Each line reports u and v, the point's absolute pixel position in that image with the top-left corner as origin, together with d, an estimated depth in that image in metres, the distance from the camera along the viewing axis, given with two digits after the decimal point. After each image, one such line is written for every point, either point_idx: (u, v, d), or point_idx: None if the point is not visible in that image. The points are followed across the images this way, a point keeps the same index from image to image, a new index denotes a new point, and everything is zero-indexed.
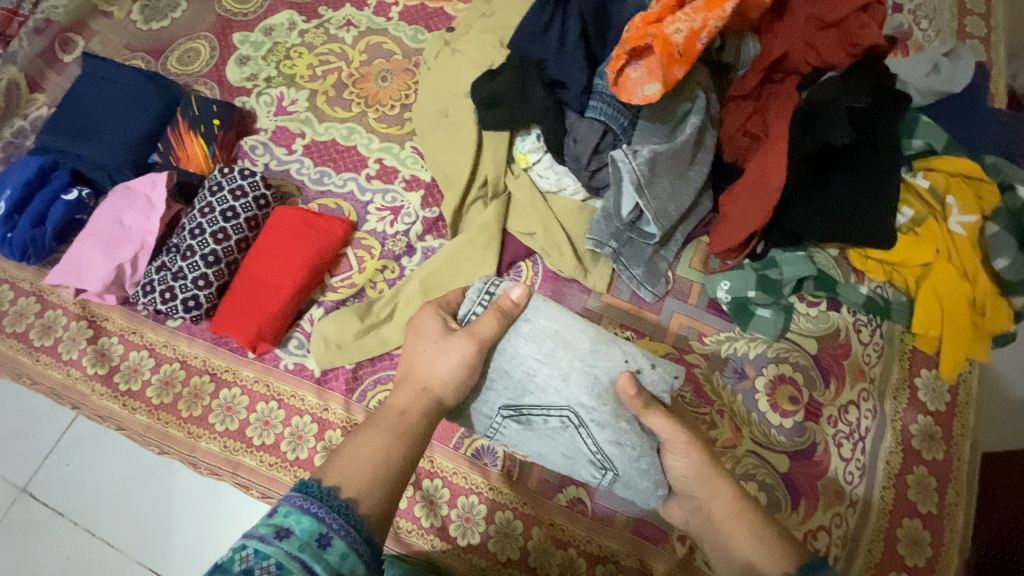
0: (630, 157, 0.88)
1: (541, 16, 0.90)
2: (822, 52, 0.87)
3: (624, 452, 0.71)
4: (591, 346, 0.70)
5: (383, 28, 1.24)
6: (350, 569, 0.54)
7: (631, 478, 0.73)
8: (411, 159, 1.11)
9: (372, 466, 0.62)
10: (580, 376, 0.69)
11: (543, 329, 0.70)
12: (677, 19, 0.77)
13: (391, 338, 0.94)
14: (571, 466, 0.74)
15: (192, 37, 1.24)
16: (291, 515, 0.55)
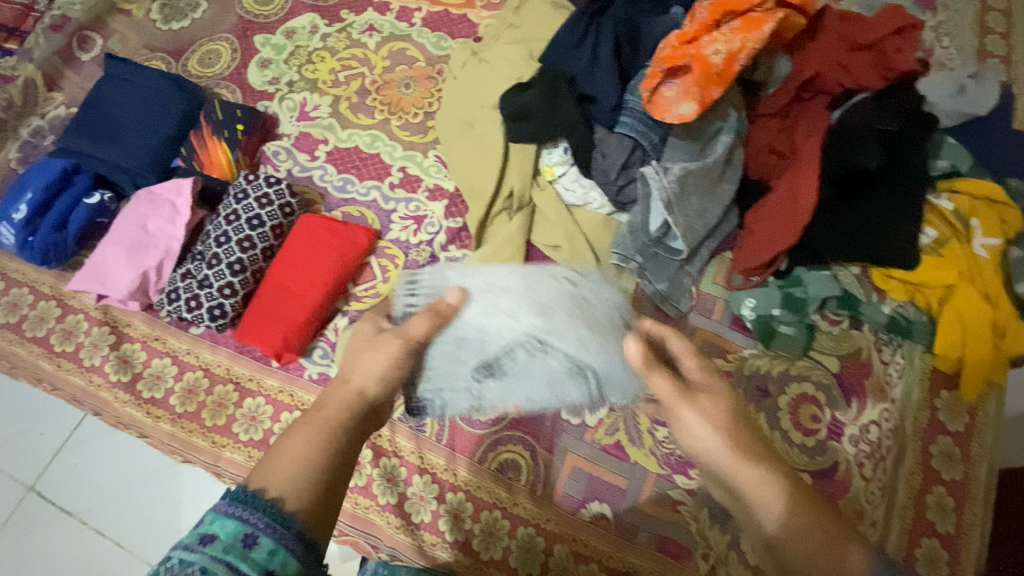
0: (660, 174, 0.88)
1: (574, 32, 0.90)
2: (854, 74, 0.89)
3: (590, 347, 0.73)
4: (521, 280, 0.75)
5: (406, 34, 1.24)
6: (280, 565, 0.52)
7: (614, 375, 0.74)
8: (435, 168, 1.11)
9: (298, 463, 0.58)
10: (524, 303, 0.73)
11: (478, 285, 0.75)
12: (716, 40, 0.77)
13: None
14: (560, 396, 0.74)
15: (213, 39, 1.23)
16: (216, 521, 0.53)
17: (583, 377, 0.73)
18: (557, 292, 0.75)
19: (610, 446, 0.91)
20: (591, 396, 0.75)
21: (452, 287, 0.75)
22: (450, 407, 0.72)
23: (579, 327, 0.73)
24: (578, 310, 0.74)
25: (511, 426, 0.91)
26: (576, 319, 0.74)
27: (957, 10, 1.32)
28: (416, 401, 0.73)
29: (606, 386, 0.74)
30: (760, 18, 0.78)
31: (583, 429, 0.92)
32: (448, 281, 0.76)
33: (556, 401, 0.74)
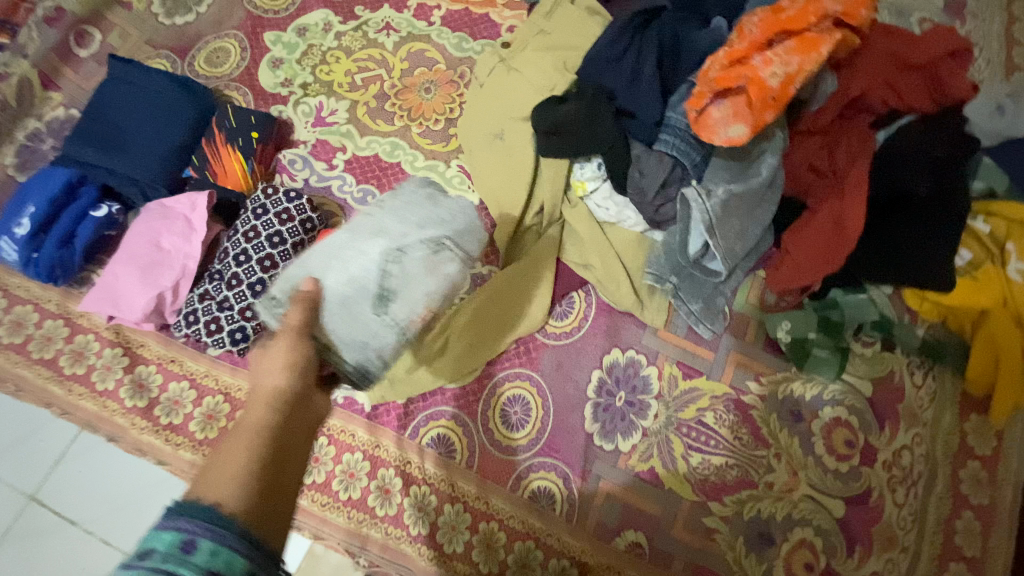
0: (703, 197, 0.85)
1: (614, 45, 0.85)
2: (903, 94, 0.85)
3: (426, 224, 0.72)
4: (345, 233, 0.73)
5: (425, 33, 1.18)
6: (226, 565, 0.45)
7: (468, 230, 0.74)
8: (458, 179, 1.08)
9: (235, 466, 0.51)
10: (359, 238, 0.72)
11: (314, 258, 0.72)
12: (773, 62, 0.73)
13: (443, 373, 0.92)
14: (446, 275, 0.70)
15: (220, 36, 1.16)
16: (147, 540, 0.45)
17: (445, 246, 0.71)
18: (375, 219, 0.73)
19: (643, 472, 0.90)
20: (465, 253, 0.73)
21: (304, 277, 0.70)
22: (382, 344, 0.68)
23: (408, 217, 0.72)
24: (398, 211, 0.74)
25: (544, 450, 0.90)
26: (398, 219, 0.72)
27: (985, 19, 1.29)
28: (356, 371, 0.68)
29: (462, 238, 0.73)
30: (818, 38, 0.73)
31: (616, 455, 0.91)
32: (298, 270, 0.71)
33: (449, 280, 0.71)
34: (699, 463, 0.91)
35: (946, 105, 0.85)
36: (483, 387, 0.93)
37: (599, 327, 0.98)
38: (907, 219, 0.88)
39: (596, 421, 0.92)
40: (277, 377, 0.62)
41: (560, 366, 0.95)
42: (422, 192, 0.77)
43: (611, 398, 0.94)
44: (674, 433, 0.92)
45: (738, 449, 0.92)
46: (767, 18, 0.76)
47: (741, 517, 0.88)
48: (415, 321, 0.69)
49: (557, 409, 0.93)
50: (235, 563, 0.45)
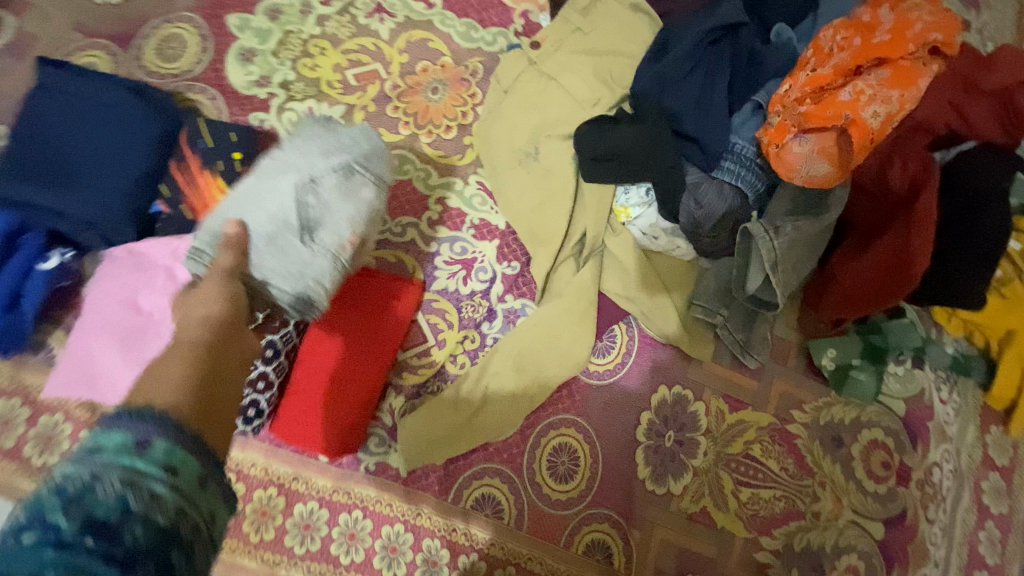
0: (771, 234, 0.77)
1: (678, 64, 0.76)
2: (969, 118, 0.81)
3: (334, 152, 0.71)
4: (251, 176, 0.71)
5: (426, 19, 1.01)
6: (185, 462, 0.37)
7: (373, 152, 0.73)
8: (478, 199, 0.95)
9: (173, 372, 0.43)
10: (267, 177, 0.69)
11: (229, 203, 0.69)
12: (872, 99, 0.65)
13: (450, 439, 0.82)
14: (364, 199, 0.70)
15: (172, 20, 0.94)
16: (91, 434, 0.37)
17: (355, 173, 0.71)
18: (280, 157, 0.71)
19: (696, 513, 0.88)
20: (381, 176, 0.73)
21: (221, 222, 0.68)
22: (321, 273, 0.67)
23: (311, 149, 0.71)
24: (299, 145, 0.72)
25: (596, 500, 0.86)
26: (308, 153, 0.71)
27: (998, 9, 1.26)
28: (300, 301, 0.68)
29: (373, 166, 0.73)
30: (914, 70, 0.66)
31: (669, 498, 0.88)
32: (215, 218, 0.68)
33: (370, 205, 0.71)
34: (749, 498, 0.90)
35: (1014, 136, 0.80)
36: (527, 438, 0.86)
37: (644, 363, 0.92)
38: (971, 250, 0.78)
39: (648, 464, 0.88)
40: (211, 306, 0.55)
41: (607, 408, 0.90)
42: (319, 124, 0.75)
43: (660, 439, 0.90)
44: (724, 470, 0.91)
45: (786, 480, 0.92)
46: (856, 42, 0.69)
47: (791, 549, 0.89)
48: (344, 247, 0.69)
49: (606, 455, 0.88)
50: (189, 462, 0.38)
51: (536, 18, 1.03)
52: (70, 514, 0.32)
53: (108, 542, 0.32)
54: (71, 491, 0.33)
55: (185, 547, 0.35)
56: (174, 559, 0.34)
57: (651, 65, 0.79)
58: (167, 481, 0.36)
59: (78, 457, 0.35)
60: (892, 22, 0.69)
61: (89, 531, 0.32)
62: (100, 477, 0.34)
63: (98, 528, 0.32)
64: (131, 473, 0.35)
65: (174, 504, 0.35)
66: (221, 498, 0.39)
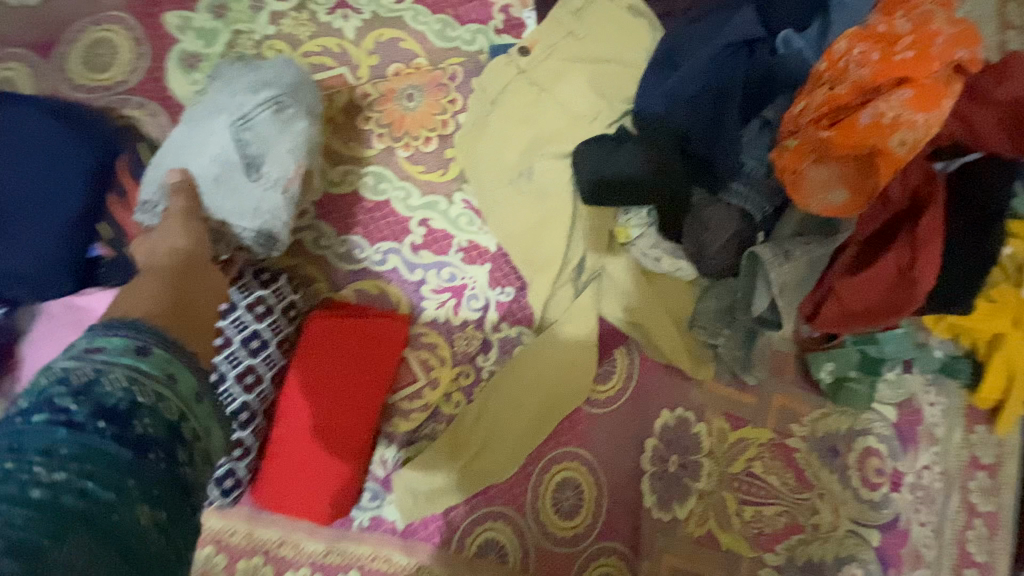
0: (780, 257, 0.73)
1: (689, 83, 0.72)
2: (979, 132, 0.76)
3: (258, 84, 0.69)
4: (183, 125, 0.69)
5: (395, 15, 0.90)
6: (179, 373, 0.48)
7: (298, 83, 0.71)
8: (465, 219, 0.87)
9: (154, 295, 0.54)
10: (198, 122, 0.68)
11: (170, 152, 0.68)
12: (898, 126, 0.60)
13: (464, 483, 0.77)
14: (301, 130, 0.69)
15: (99, 22, 0.83)
16: (94, 339, 0.46)
17: (283, 103, 0.69)
18: (207, 97, 0.69)
19: (702, 537, 0.87)
20: (312, 102, 0.71)
21: (165, 172, 0.67)
22: (276, 205, 0.68)
23: (235, 87, 0.68)
24: (223, 84, 0.69)
25: (603, 534, 0.83)
26: (232, 88, 0.68)
27: None
28: (262, 237, 0.70)
29: (301, 93, 0.71)
30: (938, 89, 0.61)
31: (676, 524, 0.86)
32: (158, 170, 0.68)
33: (307, 133, 0.70)
34: (753, 517, 0.90)
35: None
36: (529, 475, 0.82)
37: (645, 387, 0.89)
38: (972, 266, 0.79)
39: (653, 492, 0.86)
40: (177, 239, 0.62)
41: (610, 436, 0.86)
42: (240, 62, 0.72)
43: (665, 465, 0.87)
44: (727, 489, 0.89)
45: (787, 495, 0.91)
46: (874, 57, 0.64)
47: (793, 563, 0.89)
48: (291, 180, 0.69)
49: (611, 485, 0.85)
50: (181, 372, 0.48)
51: (518, 12, 0.93)
52: (82, 403, 0.41)
53: (119, 427, 0.41)
54: (81, 386, 0.42)
55: (178, 442, 0.44)
56: (169, 447, 0.43)
57: (659, 78, 0.75)
58: (164, 384, 0.46)
59: (81, 361, 0.44)
60: (910, 33, 0.64)
61: (101, 417, 0.41)
62: (104, 378, 0.43)
63: (109, 416, 0.41)
64: (134, 379, 0.44)
65: (173, 404, 0.46)
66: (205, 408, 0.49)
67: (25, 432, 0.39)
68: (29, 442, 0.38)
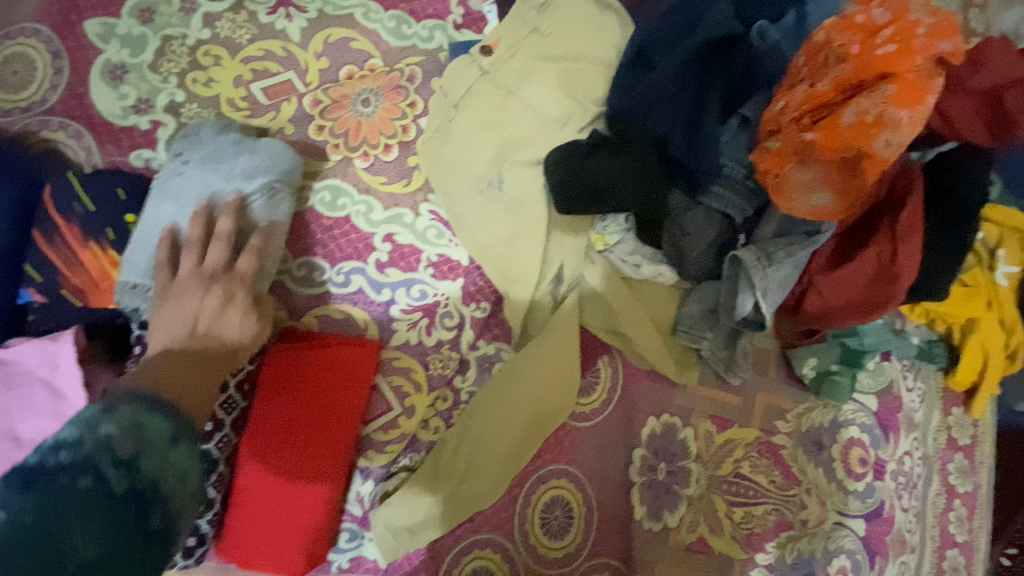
0: (762, 260, 0.72)
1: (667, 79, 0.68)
2: (957, 125, 0.75)
3: (249, 168, 0.69)
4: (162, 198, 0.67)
5: (344, 14, 0.83)
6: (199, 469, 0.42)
7: (290, 165, 0.71)
8: (433, 231, 0.81)
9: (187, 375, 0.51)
10: (184, 201, 0.66)
11: (150, 231, 0.65)
12: (885, 126, 0.58)
13: (448, 514, 0.73)
14: (286, 213, 0.70)
15: (13, 36, 0.75)
16: (139, 410, 0.41)
17: (273, 189, 0.69)
18: (193, 177, 0.67)
19: (693, 543, 0.86)
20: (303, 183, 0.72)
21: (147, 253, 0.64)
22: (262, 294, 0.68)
23: (223, 168, 0.68)
24: (208, 163, 0.69)
25: (595, 550, 0.82)
26: (220, 170, 0.68)
27: None
28: None
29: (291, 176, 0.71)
30: (921, 84, 0.59)
31: (667, 533, 0.85)
32: (141, 249, 0.64)
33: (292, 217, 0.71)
34: (743, 517, 0.89)
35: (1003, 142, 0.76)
36: (516, 497, 0.79)
37: (631, 397, 0.86)
38: (950, 258, 0.77)
39: (643, 502, 0.84)
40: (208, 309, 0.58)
41: (597, 448, 0.84)
42: (229, 138, 0.71)
43: (654, 473, 0.85)
44: (717, 493, 0.88)
45: (775, 492, 0.91)
46: (856, 49, 0.61)
47: (783, 561, 0.89)
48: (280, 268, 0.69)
49: (600, 499, 0.83)
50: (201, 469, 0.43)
51: (478, 5, 0.87)
52: (119, 475, 0.36)
53: (145, 512, 0.37)
54: (123, 455, 0.37)
55: (174, 550, 0.39)
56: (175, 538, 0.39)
57: (632, 79, 0.71)
58: (183, 481, 0.40)
59: (124, 427, 0.39)
60: (890, 23, 0.61)
61: (134, 499, 0.36)
62: (145, 457, 0.38)
63: (141, 498, 0.37)
64: (168, 464, 0.39)
65: (186, 497, 0.40)
66: (205, 513, 0.42)
67: (60, 491, 0.34)
68: (63, 506, 0.33)
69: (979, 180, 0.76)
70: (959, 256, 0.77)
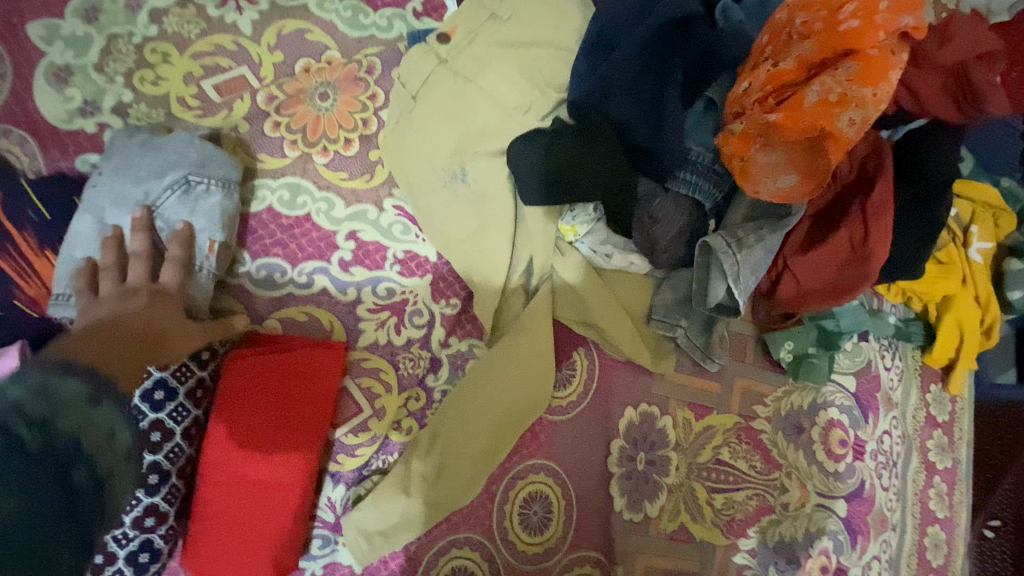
0: (733, 245, 0.70)
1: (630, 60, 0.65)
2: (924, 100, 0.74)
3: (164, 168, 0.68)
4: (83, 213, 0.66)
5: (298, 5, 0.80)
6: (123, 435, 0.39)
7: (205, 157, 0.69)
8: (399, 227, 0.79)
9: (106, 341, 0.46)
10: (106, 212, 0.66)
11: (75, 245, 0.64)
12: (848, 105, 0.57)
13: (422, 517, 0.72)
14: (214, 206, 0.68)
15: None
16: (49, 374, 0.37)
17: (192, 184, 0.68)
18: (110, 188, 0.67)
19: (674, 532, 0.85)
20: (225, 173, 0.70)
21: (72, 267, 0.63)
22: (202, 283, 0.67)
23: (138, 173, 0.67)
24: (122, 170, 0.67)
25: (575, 543, 0.81)
26: (137, 174, 0.67)
27: None
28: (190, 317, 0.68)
29: (205, 167, 0.69)
30: (884, 61, 0.58)
31: (648, 523, 0.84)
32: (67, 264, 0.64)
33: (220, 207, 0.69)
34: (723, 503, 0.89)
35: (971, 117, 0.74)
36: (493, 495, 0.79)
37: (608, 388, 0.85)
38: (921, 237, 0.76)
39: (623, 494, 0.83)
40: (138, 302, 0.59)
41: (575, 441, 0.83)
42: (137, 139, 0.69)
43: (633, 464, 0.84)
44: (696, 480, 0.88)
45: (755, 477, 0.91)
46: (818, 27, 0.59)
47: (766, 545, 0.89)
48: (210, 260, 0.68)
49: (578, 492, 0.82)
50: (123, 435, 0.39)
51: None
52: (35, 437, 0.32)
53: (63, 474, 0.34)
54: (35, 417, 0.33)
55: (103, 514, 0.36)
56: (97, 505, 0.35)
57: (593, 62, 0.69)
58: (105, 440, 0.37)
59: (31, 388, 0.35)
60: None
61: (48, 457, 0.33)
62: (61, 418, 0.34)
63: (60, 458, 0.34)
64: (86, 424, 0.36)
65: (107, 463, 0.37)
66: (131, 479, 0.39)
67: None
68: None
69: (949, 156, 0.75)
70: (933, 232, 0.76)
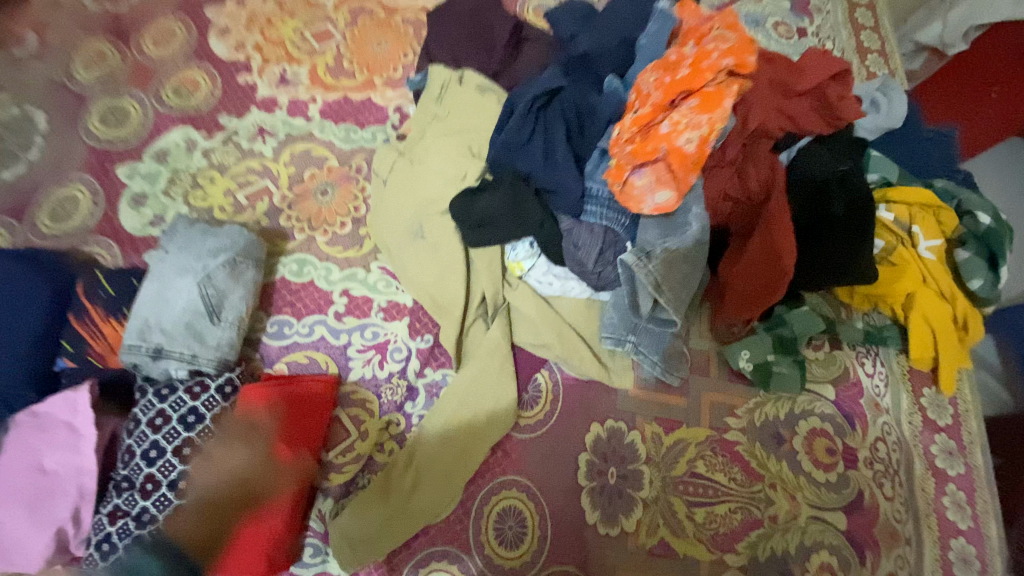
0: (644, 259, 0.80)
1: (522, 127, 0.85)
2: (798, 119, 0.88)
3: (216, 250, 0.88)
4: (152, 280, 0.85)
5: (306, 132, 1.09)
6: None
7: (248, 244, 0.91)
8: (383, 282, 0.98)
9: (206, 527, 0.74)
10: (168, 280, 0.85)
11: (142, 306, 0.83)
12: (683, 128, 0.74)
13: (399, 525, 0.81)
14: (250, 279, 0.90)
15: (65, 183, 1.03)
16: None
17: (235, 263, 0.88)
18: (175, 262, 0.86)
19: (655, 547, 0.87)
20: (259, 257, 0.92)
21: (139, 322, 0.82)
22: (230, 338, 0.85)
23: (197, 251, 0.87)
24: (184, 248, 0.87)
25: (552, 558, 0.85)
26: (197, 251, 0.87)
27: (829, 12, 1.34)
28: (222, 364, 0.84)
29: (245, 251, 0.90)
30: (719, 93, 0.75)
31: (626, 537, 0.87)
32: (135, 320, 0.82)
33: (253, 282, 0.90)
34: (706, 518, 0.89)
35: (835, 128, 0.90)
36: (468, 510, 0.86)
37: (573, 407, 0.93)
38: (829, 235, 0.84)
39: (596, 507, 0.88)
40: (242, 454, 0.78)
41: (544, 458, 0.90)
42: (199, 229, 0.91)
43: (604, 478, 0.89)
44: (674, 494, 0.90)
45: (737, 490, 0.91)
46: (665, 79, 0.76)
47: (757, 561, 0.87)
48: (244, 319, 0.88)
49: (551, 506, 0.87)
50: None
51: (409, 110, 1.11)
52: None
53: None
54: None
55: None
56: None
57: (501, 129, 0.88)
58: None
59: None
60: (693, 55, 0.77)
61: None
62: None
63: None
64: None
65: None
66: None
67: None
68: None
69: (834, 163, 0.86)
70: (851, 226, 0.83)
